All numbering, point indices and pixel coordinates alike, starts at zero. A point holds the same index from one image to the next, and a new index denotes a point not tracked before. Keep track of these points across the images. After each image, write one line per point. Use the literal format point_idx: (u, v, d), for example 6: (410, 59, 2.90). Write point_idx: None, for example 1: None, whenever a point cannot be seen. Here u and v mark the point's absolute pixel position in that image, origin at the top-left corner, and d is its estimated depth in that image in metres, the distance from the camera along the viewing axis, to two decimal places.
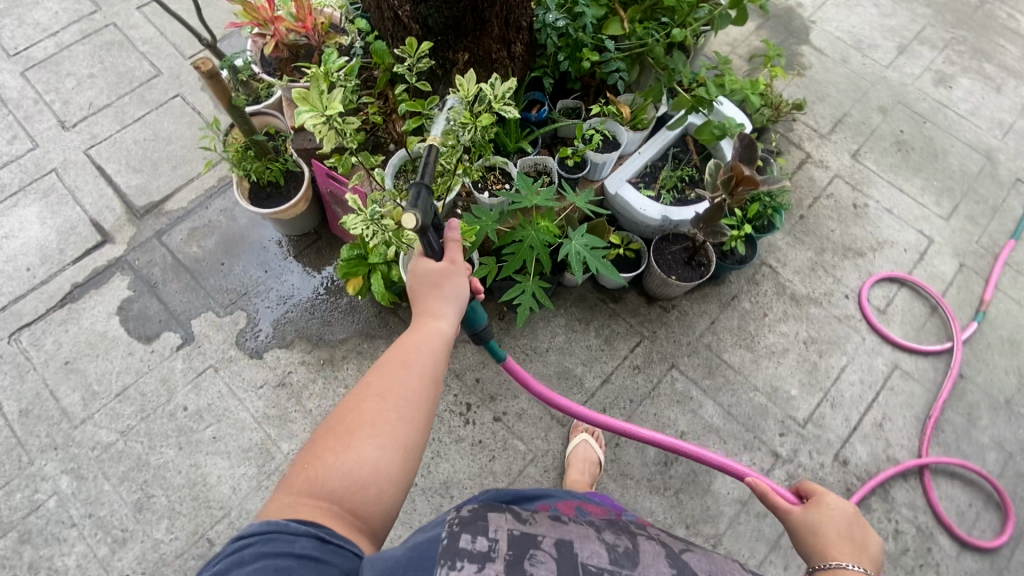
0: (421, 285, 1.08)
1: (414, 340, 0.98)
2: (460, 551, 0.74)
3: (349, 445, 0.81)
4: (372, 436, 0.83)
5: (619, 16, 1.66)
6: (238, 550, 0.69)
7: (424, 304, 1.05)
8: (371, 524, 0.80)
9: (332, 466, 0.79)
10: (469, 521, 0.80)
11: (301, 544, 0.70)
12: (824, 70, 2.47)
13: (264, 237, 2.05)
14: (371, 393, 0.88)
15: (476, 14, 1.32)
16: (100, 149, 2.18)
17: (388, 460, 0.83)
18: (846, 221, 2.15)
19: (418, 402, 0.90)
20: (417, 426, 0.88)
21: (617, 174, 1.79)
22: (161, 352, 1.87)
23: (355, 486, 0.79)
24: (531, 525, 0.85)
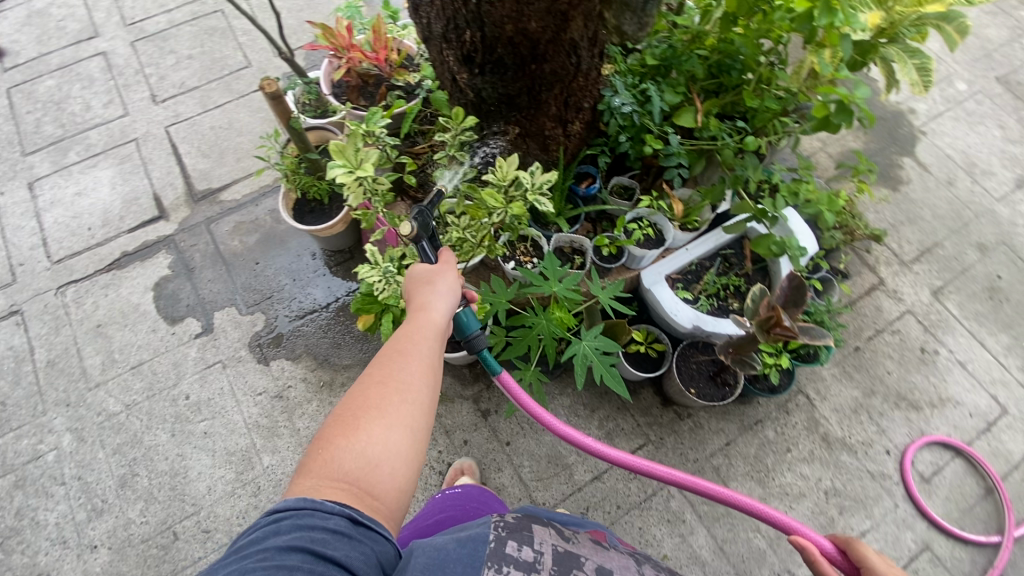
0: (417, 284, 1.09)
1: (411, 329, 0.98)
2: (507, 556, 0.88)
3: (360, 432, 0.83)
4: (380, 421, 0.85)
5: (694, 107, 1.55)
6: (274, 522, 0.74)
7: (416, 301, 1.05)
8: (390, 503, 0.83)
9: (347, 452, 0.82)
10: (515, 528, 0.95)
11: (332, 522, 0.74)
12: (923, 189, 2.24)
13: (300, 245, 2.09)
14: (373, 383, 0.89)
15: (534, 94, 1.27)
16: (179, 127, 2.30)
17: (402, 442, 0.85)
18: (908, 365, 1.92)
19: (421, 388, 0.91)
20: (425, 410, 0.90)
21: (655, 268, 1.68)
22: (181, 336, 1.94)
23: (370, 468, 0.81)
24: (575, 546, 0.97)
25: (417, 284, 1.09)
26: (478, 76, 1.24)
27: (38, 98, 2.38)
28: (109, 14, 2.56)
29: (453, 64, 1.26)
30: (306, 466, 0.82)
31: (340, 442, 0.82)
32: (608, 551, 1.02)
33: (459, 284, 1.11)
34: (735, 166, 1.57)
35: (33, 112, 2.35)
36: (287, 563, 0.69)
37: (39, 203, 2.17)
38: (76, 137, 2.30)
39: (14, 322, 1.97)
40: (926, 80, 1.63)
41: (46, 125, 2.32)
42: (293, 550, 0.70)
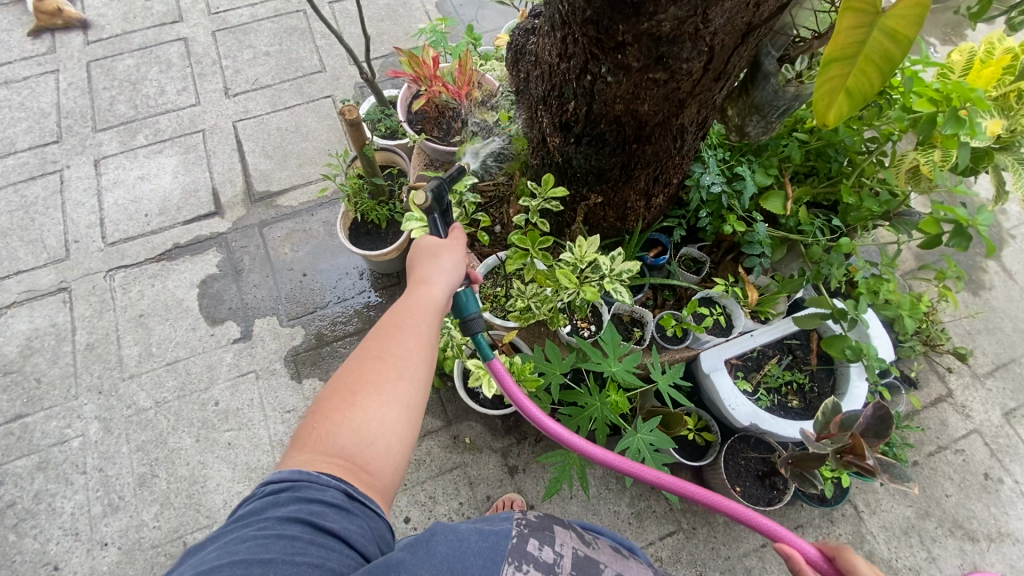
0: (418, 258, 1.03)
1: (411, 304, 0.93)
2: (528, 555, 0.82)
3: (354, 407, 0.79)
4: (375, 397, 0.80)
5: (784, 193, 1.46)
6: (271, 494, 0.71)
7: (415, 276, 1.00)
8: (384, 479, 0.79)
9: (342, 426, 0.78)
10: (538, 526, 0.87)
11: (330, 495, 0.72)
12: (1006, 298, 2.12)
13: (349, 262, 2.06)
14: (370, 356, 0.85)
15: (626, 170, 1.20)
16: (247, 124, 2.29)
17: (400, 417, 0.81)
18: (969, 490, 1.78)
19: (418, 365, 0.87)
20: (422, 384, 0.86)
21: (718, 350, 1.58)
22: (219, 339, 1.92)
23: (364, 444, 0.77)
24: (593, 550, 0.93)
25: (419, 259, 1.03)
26: (571, 144, 1.17)
27: (116, 75, 2.40)
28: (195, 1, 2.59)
29: (547, 127, 1.20)
30: (301, 439, 0.78)
31: (335, 415, 0.78)
32: (626, 559, 0.98)
33: (461, 261, 1.06)
34: (819, 262, 1.47)
35: (109, 89, 2.37)
36: (286, 533, 0.66)
37: (102, 182, 2.19)
38: (146, 120, 2.31)
39: (61, 299, 1.97)
40: None
41: (119, 104, 2.34)
42: (292, 521, 0.67)
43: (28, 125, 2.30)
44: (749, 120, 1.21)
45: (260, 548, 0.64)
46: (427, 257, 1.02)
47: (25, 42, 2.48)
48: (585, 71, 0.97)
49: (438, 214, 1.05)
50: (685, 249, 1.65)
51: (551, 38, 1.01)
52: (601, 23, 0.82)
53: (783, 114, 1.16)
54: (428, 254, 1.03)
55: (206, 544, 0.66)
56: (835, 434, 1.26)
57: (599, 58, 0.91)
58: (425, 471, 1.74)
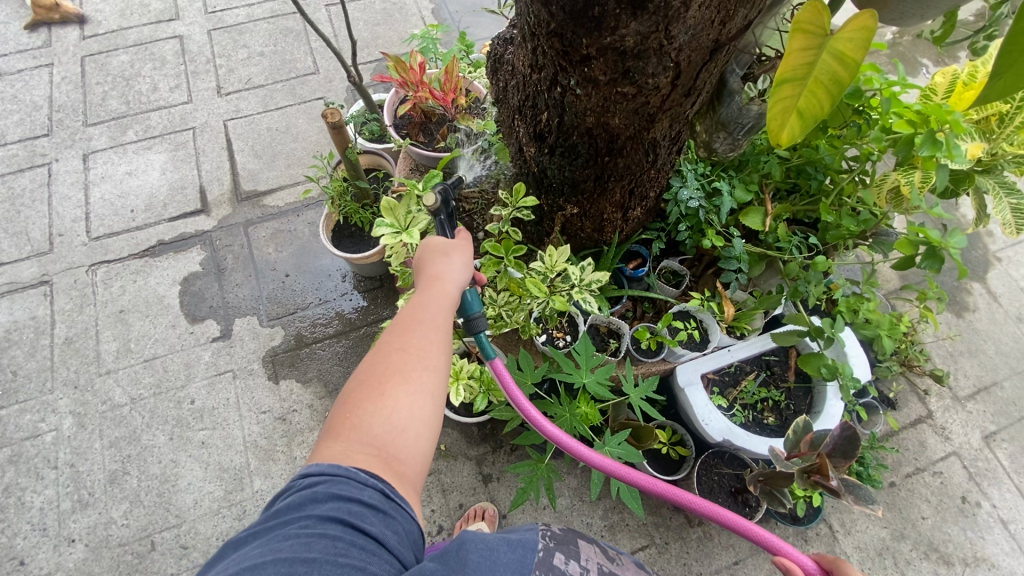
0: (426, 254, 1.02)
1: (426, 294, 0.92)
2: (556, 566, 0.91)
3: (384, 397, 0.78)
4: (405, 385, 0.80)
5: (763, 209, 1.46)
6: (306, 489, 0.69)
7: (428, 268, 0.99)
8: (417, 469, 0.78)
9: (374, 417, 0.76)
10: (563, 540, 0.98)
11: (368, 493, 0.70)
12: (990, 321, 2.12)
13: (333, 265, 2.06)
14: (395, 346, 0.84)
15: (601, 182, 1.20)
16: (237, 123, 2.30)
17: (427, 406, 0.81)
18: (945, 513, 1.77)
19: (440, 352, 0.86)
20: (445, 374, 0.85)
21: (694, 365, 1.58)
22: (198, 337, 1.92)
23: (395, 433, 0.76)
24: (615, 566, 1.01)
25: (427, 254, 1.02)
26: (546, 154, 1.17)
27: (110, 71, 2.41)
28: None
29: (523, 136, 1.20)
30: (333, 432, 0.77)
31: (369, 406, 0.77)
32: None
33: (470, 256, 1.05)
34: (797, 279, 1.47)
35: (102, 84, 2.38)
36: (328, 531, 0.65)
37: (90, 176, 2.19)
38: (138, 116, 2.31)
39: (42, 292, 1.97)
40: (1021, 224, 1.51)
41: (112, 99, 2.35)
42: (333, 520, 0.66)
43: (20, 117, 2.31)
44: (715, 137, 1.19)
45: (304, 546, 0.63)
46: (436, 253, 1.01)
47: (22, 35, 2.49)
48: (555, 83, 0.97)
49: (444, 215, 1.05)
50: (665, 262, 1.65)
51: (523, 49, 1.01)
52: (564, 36, 0.82)
53: (748, 132, 1.14)
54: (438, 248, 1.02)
55: (245, 543, 0.65)
56: (806, 454, 1.24)
57: (567, 70, 0.91)
58: None
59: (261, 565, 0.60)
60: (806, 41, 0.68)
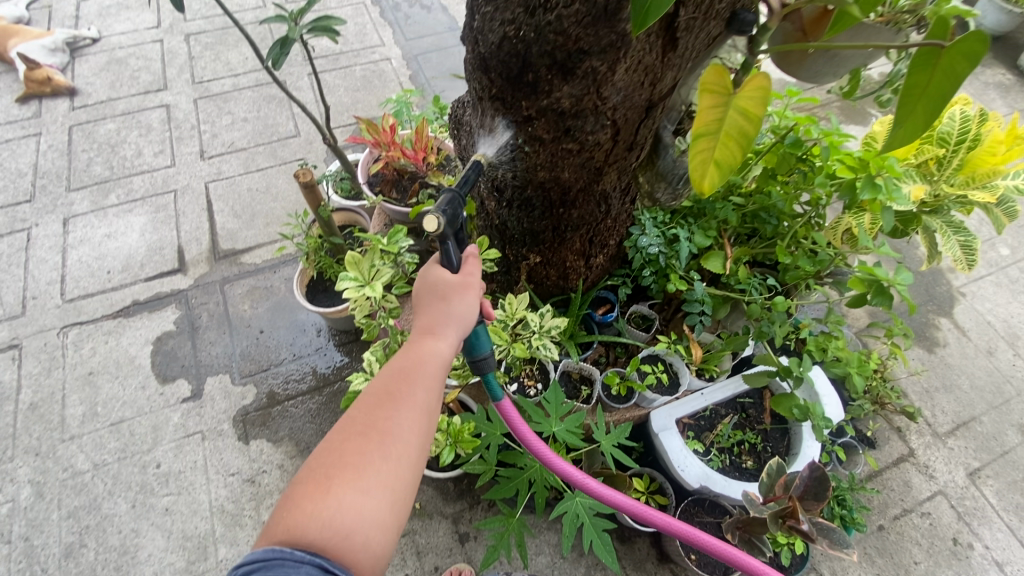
0: (427, 296, 0.97)
1: (416, 355, 0.92)
2: None
3: (338, 490, 0.76)
4: (363, 478, 0.77)
5: (723, 253, 1.50)
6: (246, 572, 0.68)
7: (427, 317, 0.96)
8: (366, 571, 0.75)
9: (324, 510, 0.73)
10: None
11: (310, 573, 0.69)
12: (961, 355, 2.15)
13: (309, 320, 2.06)
14: (367, 419, 0.83)
15: (559, 231, 1.25)
16: (218, 185, 2.36)
17: (383, 505, 0.78)
18: (937, 557, 1.72)
19: (415, 433, 0.85)
20: (408, 468, 0.82)
21: (667, 409, 1.57)
22: (167, 398, 1.88)
23: (344, 532, 0.73)
24: None
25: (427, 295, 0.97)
26: (504, 207, 1.22)
27: (96, 138, 2.49)
28: (181, 71, 2.73)
29: (482, 191, 1.25)
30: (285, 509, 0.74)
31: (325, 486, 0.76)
32: None
33: (472, 302, 0.99)
34: (761, 320, 1.49)
35: (87, 151, 2.45)
36: None
37: (68, 240, 2.21)
38: (121, 180, 2.37)
39: (10, 356, 1.94)
40: (971, 259, 1.57)
41: (96, 165, 2.41)
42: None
43: (3, 184, 2.36)
44: (656, 187, 1.26)
45: None
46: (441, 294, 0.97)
47: (12, 108, 2.59)
48: (504, 141, 1.02)
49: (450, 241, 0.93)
50: (634, 307, 1.67)
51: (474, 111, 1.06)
52: (507, 100, 0.89)
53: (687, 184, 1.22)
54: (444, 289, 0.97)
55: None
56: (779, 497, 1.23)
57: (513, 130, 0.96)
58: None
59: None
60: (715, 98, 0.71)
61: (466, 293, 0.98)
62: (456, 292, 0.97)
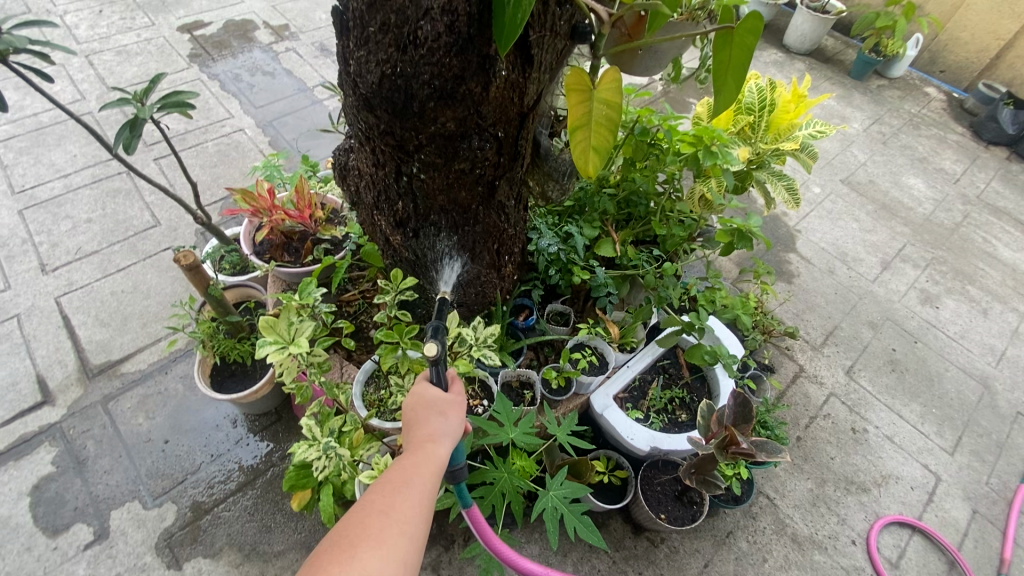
0: (421, 410, 1.03)
1: (413, 464, 0.94)
2: None
3: (353, 558, 0.78)
4: (377, 548, 0.80)
5: (611, 238, 1.70)
6: None
7: (421, 430, 1.00)
8: None
9: None
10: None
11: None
12: (812, 279, 2.56)
13: (218, 413, 1.89)
14: (360, 522, 0.83)
15: (470, 251, 1.32)
16: (73, 297, 2.13)
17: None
18: (846, 447, 2.01)
19: (412, 530, 0.85)
20: (416, 549, 0.84)
21: (604, 388, 1.69)
22: (64, 550, 1.60)
23: None
24: None
25: (425, 406, 1.03)
26: (411, 238, 1.27)
27: None
28: None
29: (387, 228, 1.29)
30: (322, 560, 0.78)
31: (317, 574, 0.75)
32: None
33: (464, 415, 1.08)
34: (658, 286, 1.68)
35: None
36: None
37: None
38: None
39: None
40: (796, 198, 1.93)
41: None
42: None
43: None
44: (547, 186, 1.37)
45: None
46: (435, 406, 1.03)
47: None
48: (400, 174, 1.09)
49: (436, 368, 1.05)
50: (550, 306, 1.78)
51: (363, 152, 1.13)
52: (394, 135, 0.99)
53: (569, 177, 1.36)
54: (439, 403, 1.03)
55: None
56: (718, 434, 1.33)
57: (408, 160, 1.04)
58: None
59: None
60: (579, 96, 0.90)
61: (457, 410, 1.06)
62: (448, 407, 1.04)
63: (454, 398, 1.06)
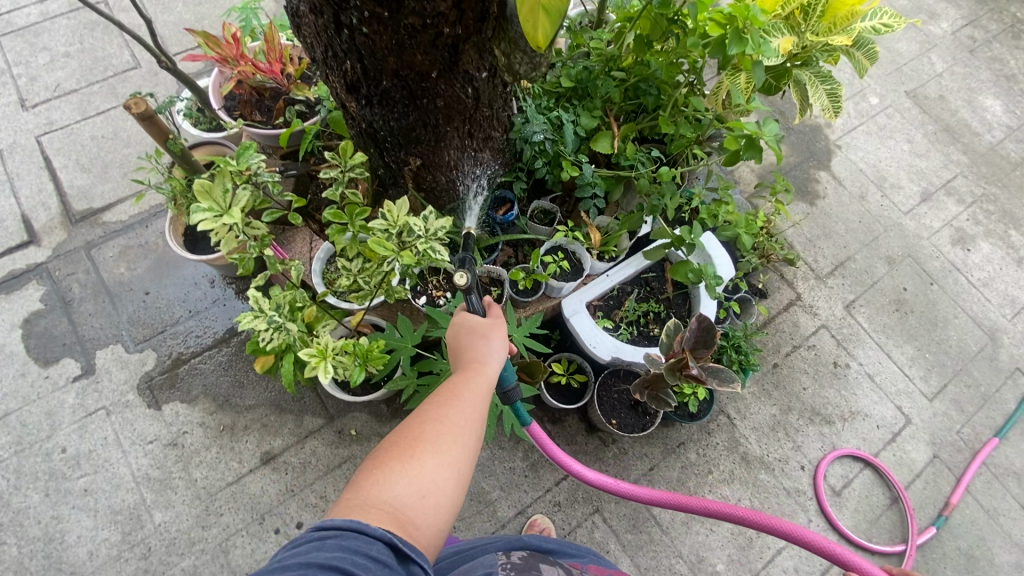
0: (467, 333, 1.07)
1: (463, 379, 0.97)
2: None
3: (412, 460, 0.83)
4: (433, 452, 0.85)
5: (610, 132, 1.51)
6: (320, 538, 0.70)
7: (467, 351, 1.05)
8: (439, 517, 0.82)
9: (399, 478, 0.81)
10: (524, 569, 0.98)
11: (376, 549, 0.71)
12: (838, 203, 2.33)
13: (197, 272, 1.91)
14: (417, 427, 0.88)
15: (435, 130, 1.19)
16: (53, 137, 2.06)
17: (448, 476, 0.85)
18: (822, 379, 1.97)
19: (465, 437, 0.90)
20: (470, 455, 0.90)
21: (577, 294, 1.63)
22: (55, 380, 1.73)
23: (417, 497, 0.80)
24: None
25: (470, 330, 1.07)
26: (366, 107, 1.13)
27: None
28: None
29: (341, 92, 1.15)
30: (383, 460, 0.83)
31: (380, 471, 0.81)
32: None
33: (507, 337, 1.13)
34: (652, 194, 1.52)
35: None
36: None
37: None
38: None
39: None
40: (836, 107, 1.64)
41: None
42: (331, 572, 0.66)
43: None
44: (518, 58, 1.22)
45: None
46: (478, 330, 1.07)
47: None
48: (340, 26, 0.93)
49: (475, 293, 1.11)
50: (534, 202, 1.66)
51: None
52: None
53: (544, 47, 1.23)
54: (482, 328, 1.08)
55: None
56: (674, 354, 1.30)
57: (345, 7, 0.89)
58: (314, 472, 1.69)
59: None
60: None
61: (501, 332, 1.09)
62: (492, 329, 1.09)
63: (497, 320, 1.09)
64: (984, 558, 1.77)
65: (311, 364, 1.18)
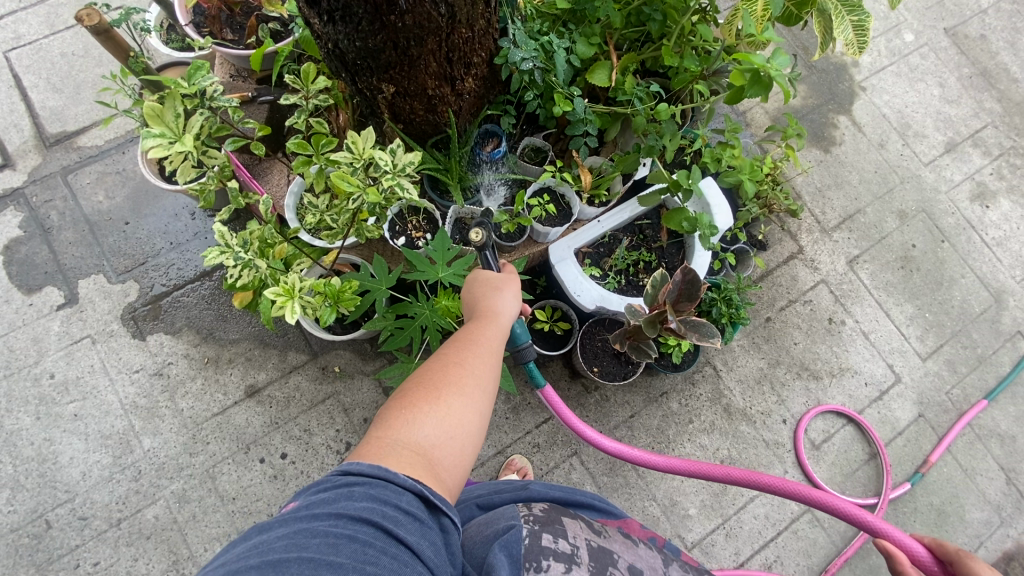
0: (481, 288, 1.09)
1: (480, 331, 0.98)
2: (545, 549, 0.89)
3: (439, 402, 0.83)
4: (458, 395, 0.86)
5: (608, 61, 1.39)
6: (348, 485, 0.70)
7: (480, 303, 1.06)
8: (463, 459, 0.83)
9: (427, 421, 0.81)
10: (548, 520, 0.96)
11: (406, 499, 0.71)
12: (854, 151, 2.18)
13: (177, 203, 1.86)
14: (439, 374, 0.88)
15: (404, 51, 1.08)
16: (21, 53, 1.94)
17: (472, 420, 0.85)
18: (814, 335, 1.93)
19: (486, 383, 0.91)
20: (491, 401, 0.91)
21: (565, 241, 1.56)
22: (39, 308, 1.73)
23: (444, 440, 0.81)
24: (605, 540, 1.00)
25: (484, 284, 1.08)
26: (327, 23, 1.03)
27: None
28: None
29: (302, 7, 1.05)
30: (407, 405, 0.83)
31: (405, 417, 0.81)
32: (637, 547, 1.03)
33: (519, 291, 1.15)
34: (648, 133, 1.40)
35: None
36: (360, 534, 0.65)
37: None
38: None
39: None
40: (860, 42, 1.48)
41: None
42: (362, 522, 0.66)
43: None
44: None
45: (332, 546, 0.62)
46: (492, 285, 1.09)
47: None
48: None
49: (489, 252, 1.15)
50: (525, 139, 1.55)
51: None
52: None
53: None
54: (496, 283, 1.09)
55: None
56: (656, 306, 1.26)
57: None
58: (297, 406, 1.71)
59: (284, 563, 0.60)
60: None
61: (513, 286, 1.11)
62: (505, 285, 1.10)
63: (510, 276, 1.10)
64: (955, 514, 1.80)
65: (280, 304, 1.15)
